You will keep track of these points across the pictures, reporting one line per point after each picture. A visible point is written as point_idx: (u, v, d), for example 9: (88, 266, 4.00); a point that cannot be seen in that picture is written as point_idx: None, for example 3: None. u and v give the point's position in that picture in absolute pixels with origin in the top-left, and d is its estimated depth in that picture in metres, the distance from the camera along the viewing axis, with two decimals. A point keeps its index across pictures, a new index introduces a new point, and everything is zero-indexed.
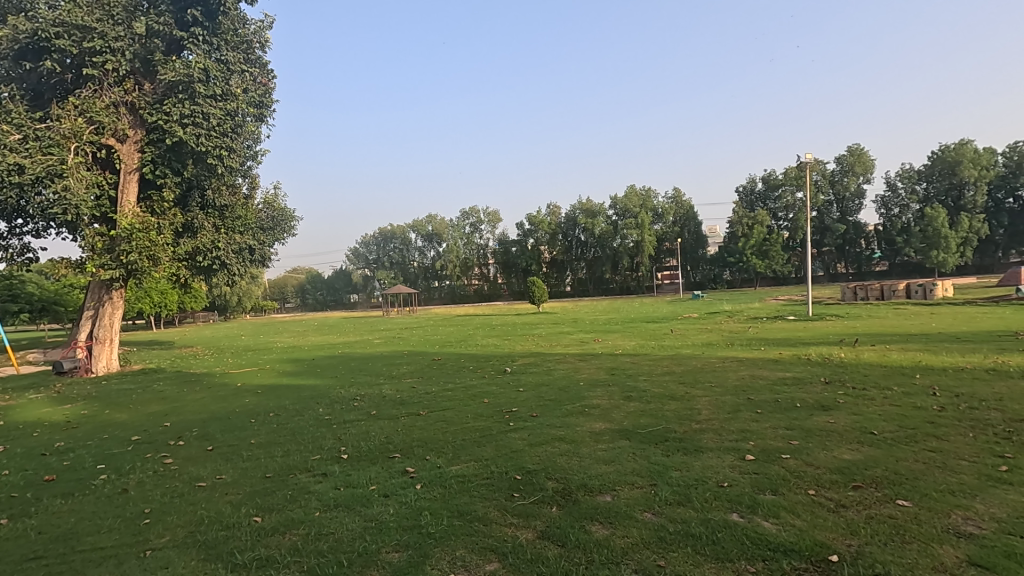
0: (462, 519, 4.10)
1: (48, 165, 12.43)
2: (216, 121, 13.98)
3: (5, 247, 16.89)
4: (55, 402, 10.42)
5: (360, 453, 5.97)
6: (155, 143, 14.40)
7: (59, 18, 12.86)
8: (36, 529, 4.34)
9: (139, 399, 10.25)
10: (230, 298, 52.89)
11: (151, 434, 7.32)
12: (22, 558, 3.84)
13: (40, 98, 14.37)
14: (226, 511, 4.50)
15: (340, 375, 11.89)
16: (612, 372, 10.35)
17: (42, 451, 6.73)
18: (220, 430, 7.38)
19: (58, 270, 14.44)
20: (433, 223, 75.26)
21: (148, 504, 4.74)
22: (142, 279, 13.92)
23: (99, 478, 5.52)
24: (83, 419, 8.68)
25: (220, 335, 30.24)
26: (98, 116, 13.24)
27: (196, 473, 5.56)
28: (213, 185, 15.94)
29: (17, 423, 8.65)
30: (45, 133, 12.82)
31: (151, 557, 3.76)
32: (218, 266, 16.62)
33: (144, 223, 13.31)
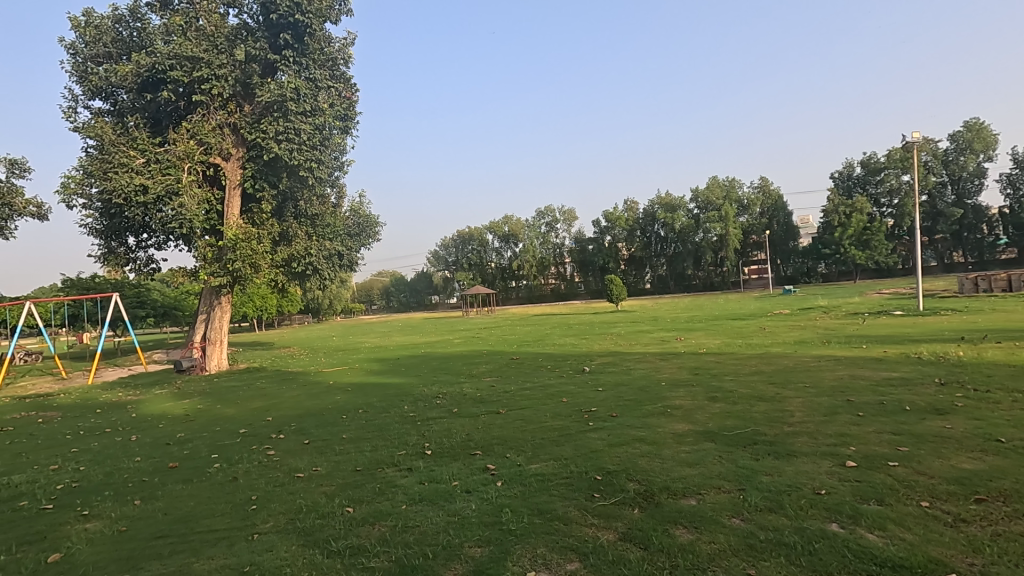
0: (542, 518, 4.12)
1: (167, 184, 13.91)
2: (306, 135, 14.98)
3: (133, 259, 19.01)
4: (176, 397, 11.60)
5: (442, 449, 6.15)
6: (254, 159, 15.62)
7: (173, 52, 14.26)
8: (163, 510, 4.85)
9: (245, 396, 11.18)
10: (322, 301, 56.46)
11: (256, 428, 7.96)
12: (152, 535, 4.31)
13: (159, 125, 16.15)
14: (322, 501, 4.80)
15: (423, 374, 12.31)
16: (695, 372, 9.95)
17: (166, 441, 7.52)
18: (315, 425, 7.89)
19: (176, 278, 16.04)
20: (509, 224, 74.14)
21: (255, 492, 5.16)
22: (246, 284, 15.16)
23: (213, 467, 6.08)
24: (199, 413, 9.61)
25: (313, 336, 32.28)
26: (206, 138, 14.57)
27: (295, 465, 5.99)
28: (306, 195, 17.11)
29: (146, 415, 9.73)
30: (165, 155, 14.32)
31: (258, 540, 4.09)
32: (311, 271, 17.73)
33: (247, 234, 14.50)
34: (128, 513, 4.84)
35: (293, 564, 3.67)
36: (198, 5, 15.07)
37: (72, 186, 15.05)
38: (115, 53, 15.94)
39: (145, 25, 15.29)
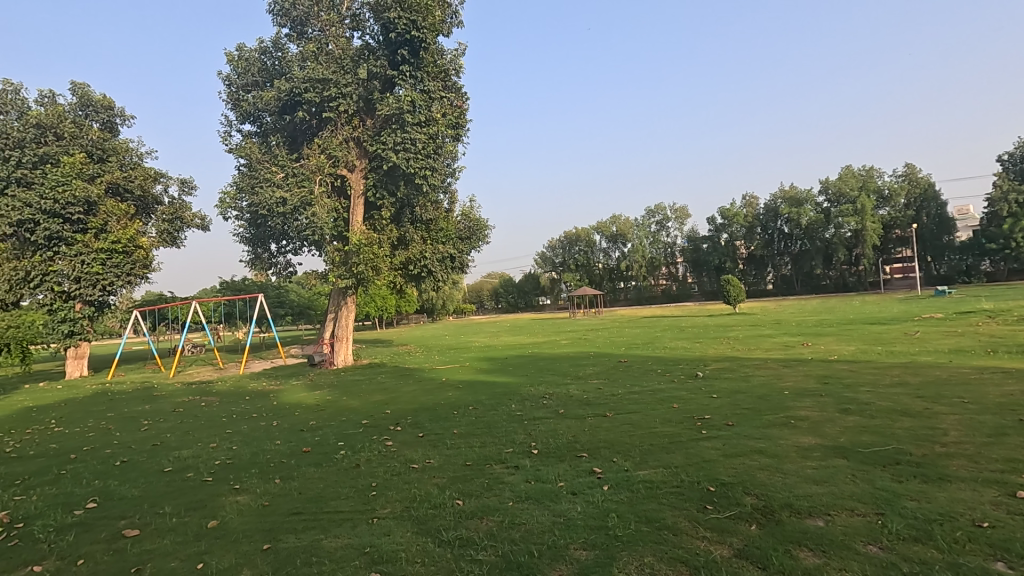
0: (650, 526, 3.99)
1: (302, 196, 15.45)
2: (421, 144, 15.79)
3: (275, 263, 21.33)
4: (309, 389, 12.82)
5: (549, 449, 6.19)
6: (376, 170, 16.80)
7: (307, 76, 15.79)
8: (298, 489, 5.39)
9: (367, 389, 12.08)
10: (436, 302, 59.41)
11: (377, 420, 8.55)
12: (289, 511, 4.80)
13: (296, 142, 18.02)
14: (434, 492, 5.05)
15: (530, 374, 12.47)
16: (824, 381, 9.05)
17: (301, 427, 8.34)
18: (428, 419, 8.31)
19: (310, 281, 17.70)
20: (617, 223, 72.57)
21: (375, 479, 5.55)
22: (369, 286, 16.32)
23: (340, 453, 6.64)
24: (328, 403, 10.55)
25: (428, 335, 34.02)
26: (335, 152, 15.92)
27: (410, 456, 6.35)
28: (421, 202, 18.10)
29: (285, 404, 10.88)
30: (301, 169, 15.94)
31: (377, 524, 4.39)
32: (426, 273, 18.64)
33: (369, 239, 15.62)
34: (270, 489, 5.43)
35: (408, 550, 3.89)
36: (327, 30, 16.58)
37: (228, 200, 17.27)
38: (261, 81, 18.02)
39: (285, 53, 17.09)
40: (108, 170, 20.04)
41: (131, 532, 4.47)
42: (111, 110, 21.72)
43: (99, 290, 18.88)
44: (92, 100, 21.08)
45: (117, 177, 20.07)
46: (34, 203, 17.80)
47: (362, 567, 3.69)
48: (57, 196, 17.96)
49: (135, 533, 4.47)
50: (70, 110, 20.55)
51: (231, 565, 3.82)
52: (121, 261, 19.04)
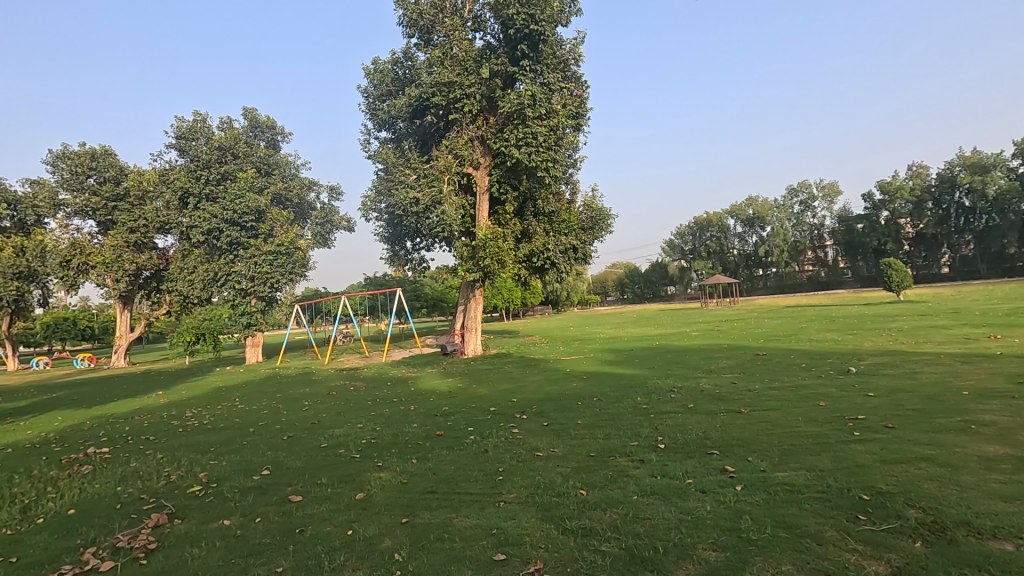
0: (790, 532, 3.68)
1: (433, 195, 16.41)
2: (543, 137, 15.90)
3: (411, 260, 22.95)
4: (442, 376, 13.67)
5: (676, 444, 5.96)
6: (500, 165, 17.28)
7: (434, 81, 16.62)
8: (433, 469, 5.78)
9: (495, 378, 12.56)
10: (560, 293, 60.04)
11: (504, 407, 8.87)
12: (424, 489, 5.17)
13: (426, 145, 19.21)
14: (557, 480, 5.12)
15: (657, 366, 12.08)
16: (1018, 381, 7.62)
17: (435, 412, 8.92)
18: (553, 409, 8.42)
19: (442, 275, 18.80)
20: (754, 206, 67.22)
21: (501, 464, 5.77)
22: (495, 279, 16.89)
23: (470, 438, 7.00)
24: (459, 390, 11.17)
25: (553, 326, 34.42)
26: (461, 151, 16.57)
27: (535, 444, 6.49)
28: (543, 194, 18.33)
29: (421, 389, 11.72)
30: (431, 170, 16.94)
31: (503, 508, 4.57)
32: (550, 265, 18.82)
33: (495, 234, 16.14)
34: (408, 468, 5.90)
35: (532, 534, 4.00)
36: (452, 36, 17.07)
37: (369, 203, 18.97)
38: (394, 89, 19.38)
39: (414, 62, 18.16)
40: (274, 182, 22.92)
41: (296, 498, 5.13)
42: (274, 129, 24.84)
43: (269, 287, 21.66)
44: (259, 121, 24.28)
45: (280, 188, 22.93)
46: (219, 215, 20.90)
47: (490, 546, 3.87)
48: (236, 207, 20.94)
49: (299, 498, 5.12)
50: (243, 132, 23.84)
51: (376, 533, 4.22)
52: (285, 261, 21.70)
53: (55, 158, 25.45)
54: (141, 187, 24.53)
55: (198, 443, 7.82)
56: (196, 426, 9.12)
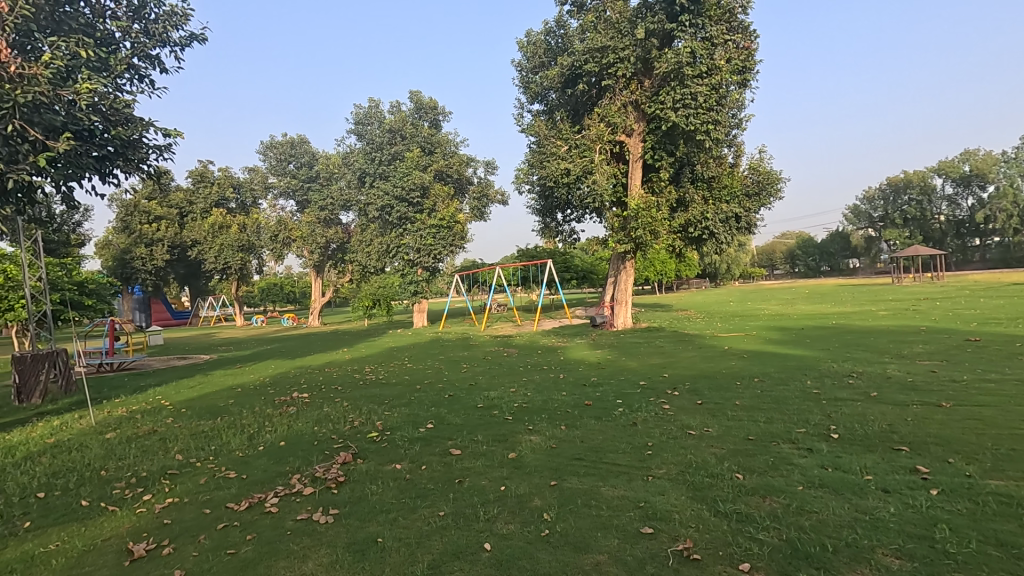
0: (1002, 551, 3.09)
1: (584, 165, 16.31)
2: (703, 98, 14.76)
3: (562, 231, 23.18)
4: (591, 347, 13.75)
5: (853, 436, 5.31)
6: (655, 131, 16.53)
7: (587, 48, 16.28)
8: (581, 438, 5.88)
9: (645, 352, 12.27)
10: (719, 265, 56.33)
11: (654, 382, 8.67)
12: (572, 456, 5.29)
13: (578, 114, 19.06)
14: (711, 461, 4.89)
15: (832, 348, 10.79)
16: None
17: (584, 382, 9.04)
18: (708, 387, 8.01)
19: (592, 247, 18.72)
20: (971, 161, 55.70)
21: (650, 439, 5.66)
22: (647, 250, 16.37)
23: (618, 410, 6.97)
24: (608, 362, 11.14)
25: (710, 300, 32.40)
26: (613, 118, 16.10)
27: (688, 422, 6.24)
28: (702, 159, 17.13)
29: (570, 359, 11.94)
30: (582, 140, 16.80)
31: (652, 482, 4.49)
32: (707, 236, 17.66)
33: (647, 203, 15.57)
34: (557, 434, 6.07)
35: (682, 512, 3.90)
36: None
37: (522, 176, 19.48)
38: (547, 61, 19.38)
39: (567, 30, 17.93)
40: (436, 159, 24.45)
41: (455, 451, 5.60)
42: (436, 109, 26.42)
43: (433, 258, 23.45)
44: (423, 103, 26.02)
45: (442, 165, 24.46)
46: (390, 192, 23.01)
47: (637, 519, 3.85)
48: (404, 184, 22.92)
49: (458, 452, 5.58)
50: (410, 114, 25.79)
51: (527, 492, 4.45)
52: (446, 234, 23.26)
53: (265, 148, 30.32)
54: (329, 170, 27.95)
55: (375, 395, 8.88)
56: (374, 380, 10.36)
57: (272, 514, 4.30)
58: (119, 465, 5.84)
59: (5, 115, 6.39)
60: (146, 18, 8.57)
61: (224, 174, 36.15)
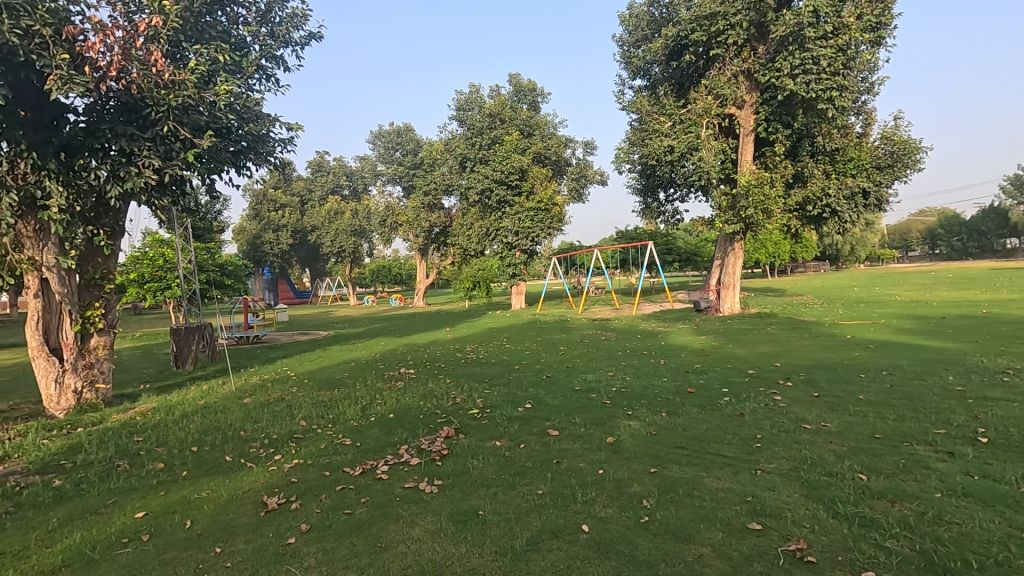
0: None
1: (689, 142, 15.51)
2: (827, 61, 13.38)
3: (663, 212, 22.38)
4: (695, 333, 13.20)
5: (1007, 441, 4.65)
6: (769, 101, 15.28)
7: (694, 15, 15.26)
8: (683, 426, 5.69)
9: (755, 339, 11.57)
10: (841, 246, 51.44)
11: (764, 371, 8.16)
12: (673, 444, 5.14)
13: (683, 87, 18.13)
14: (829, 458, 4.52)
15: (980, 340, 9.49)
16: None
17: (687, 369, 8.72)
18: (826, 378, 7.40)
19: (697, 227, 17.86)
20: None
21: (759, 431, 5.34)
22: (758, 231, 15.33)
23: (724, 399, 6.65)
24: (713, 348, 10.65)
25: (830, 284, 29.68)
26: (722, 90, 15.06)
27: (802, 415, 5.81)
28: (824, 130, 15.62)
29: (672, 344, 11.56)
30: (687, 114, 15.95)
31: (760, 476, 4.25)
32: (829, 214, 16.15)
33: (759, 179, 14.51)
34: (657, 420, 5.93)
35: (795, 511, 3.65)
36: None
37: (622, 155, 19.00)
38: (650, 33, 18.56)
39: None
40: (535, 142, 24.45)
41: (553, 432, 5.66)
42: (535, 91, 26.36)
43: (530, 241, 23.64)
44: (522, 86, 26.06)
45: (540, 147, 24.42)
46: (490, 175, 23.42)
47: (744, 514, 3.66)
48: (503, 168, 23.22)
49: (556, 433, 5.63)
50: (509, 98, 25.96)
51: (626, 477, 4.40)
52: (544, 217, 23.30)
53: (375, 137, 32.25)
54: (432, 156, 28.99)
55: (476, 373, 9.20)
56: (475, 360, 10.75)
57: (383, 480, 4.63)
58: (254, 427, 6.57)
59: (161, 117, 7.32)
60: (272, 21, 9.34)
61: (338, 164, 38.80)
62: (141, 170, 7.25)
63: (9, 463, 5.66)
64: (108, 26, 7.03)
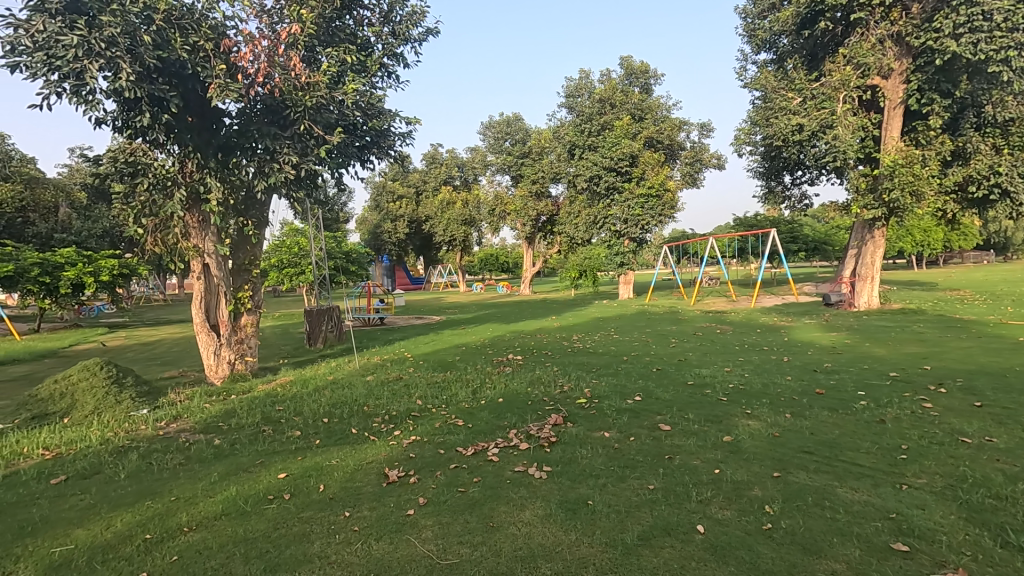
0: None
1: (822, 119, 14.10)
2: (1001, 16, 11.42)
3: (789, 197, 20.64)
4: (824, 329, 12.06)
5: None
6: (923, 67, 13.38)
7: None
8: (811, 429, 5.23)
9: (898, 337, 10.31)
10: (1010, 233, 44.18)
11: (909, 374, 7.25)
12: (800, 448, 4.74)
13: (816, 58, 16.50)
14: (997, 479, 3.91)
15: None
16: None
17: (815, 367, 7.99)
18: (991, 386, 6.40)
19: (829, 213, 16.24)
20: None
21: (905, 441, 4.76)
22: (905, 216, 13.60)
23: (860, 403, 6.00)
24: (847, 347, 9.66)
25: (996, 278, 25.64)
26: (864, 59, 13.35)
27: (960, 427, 5.08)
28: (994, 97, 13.45)
29: (798, 340, 10.65)
30: (821, 89, 14.40)
31: (907, 492, 3.79)
32: (998, 196, 13.89)
33: (908, 157, 12.88)
34: (780, 422, 5.50)
35: (951, 535, 3.20)
36: None
37: (743, 136, 17.79)
38: (777, 1, 17.06)
39: None
40: (646, 126, 23.62)
41: (664, 427, 5.46)
42: (647, 73, 25.39)
43: (640, 229, 23.02)
44: (634, 68, 25.20)
45: (652, 131, 23.51)
46: (598, 162, 23.03)
47: (887, 532, 3.29)
48: (613, 154, 22.69)
49: (667, 428, 5.43)
50: (620, 82, 25.24)
51: (745, 479, 4.13)
52: (654, 204, 22.50)
53: (485, 128, 33.00)
54: (540, 144, 29.06)
55: (583, 363, 9.14)
56: (582, 349, 10.66)
57: (494, 462, 4.76)
58: (376, 403, 7.08)
59: (299, 117, 8.02)
60: (393, 21, 9.83)
61: (450, 155, 40.27)
62: (282, 166, 7.97)
63: (180, 421, 6.59)
64: (256, 37, 7.83)
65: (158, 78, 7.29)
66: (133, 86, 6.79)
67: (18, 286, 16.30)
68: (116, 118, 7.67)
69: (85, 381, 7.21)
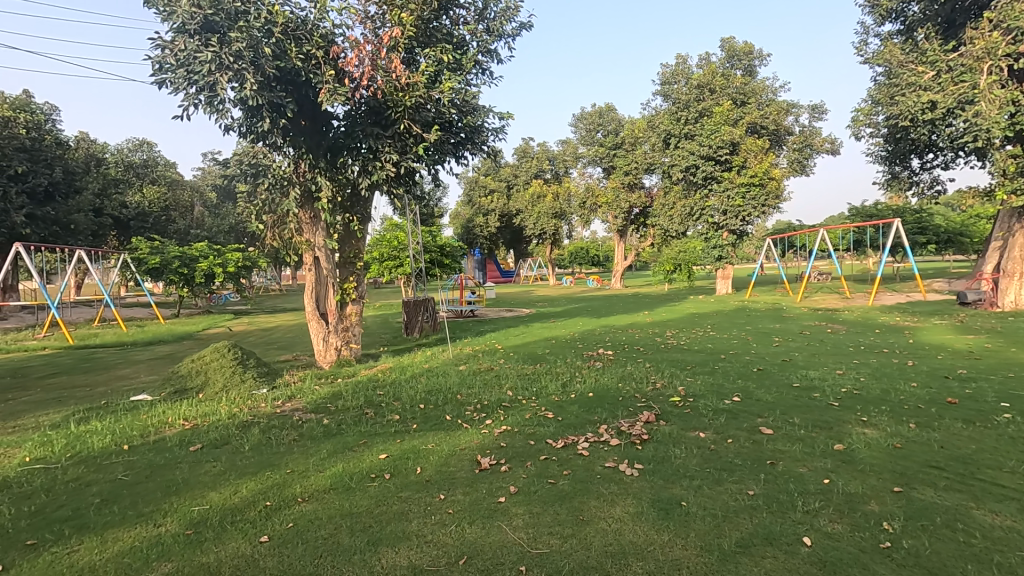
0: None
1: (961, 94, 12.56)
2: None
3: (917, 182, 18.55)
4: (958, 330, 10.72)
5: None
6: None
7: None
8: (940, 443, 4.68)
9: None
10: None
11: None
12: (926, 462, 4.27)
13: (954, 25, 14.69)
14: None
15: None
16: None
17: (946, 374, 7.13)
18: None
19: (967, 201, 14.42)
20: None
21: None
22: None
23: (1003, 416, 5.28)
24: (987, 351, 8.52)
25: None
26: (1014, 23, 11.68)
27: None
28: None
29: (925, 343, 9.55)
30: (959, 60, 12.85)
31: None
32: None
33: None
34: (902, 432, 4.98)
35: None
36: None
37: (862, 118, 16.21)
38: None
39: None
40: (749, 111, 22.20)
41: (766, 430, 5.14)
42: (752, 54, 23.83)
43: (740, 220, 21.79)
44: (736, 50, 23.75)
45: (756, 116, 22.05)
46: (696, 151, 22.02)
47: None
48: (711, 142, 21.59)
49: (770, 432, 5.11)
50: (720, 65, 23.89)
51: (860, 492, 3.80)
52: (757, 193, 21.13)
53: (577, 120, 32.71)
54: (633, 135, 28.32)
55: (677, 360, 8.81)
56: (676, 346, 10.29)
57: (584, 456, 4.74)
58: (468, 392, 7.29)
59: (399, 117, 8.44)
60: (488, 17, 9.99)
61: (542, 149, 40.34)
62: (383, 164, 8.49)
63: (294, 401, 7.21)
64: (361, 42, 8.29)
65: (277, 86, 7.96)
66: (256, 94, 7.46)
67: (163, 276, 18.53)
68: (242, 124, 8.47)
69: (216, 361, 8.09)
